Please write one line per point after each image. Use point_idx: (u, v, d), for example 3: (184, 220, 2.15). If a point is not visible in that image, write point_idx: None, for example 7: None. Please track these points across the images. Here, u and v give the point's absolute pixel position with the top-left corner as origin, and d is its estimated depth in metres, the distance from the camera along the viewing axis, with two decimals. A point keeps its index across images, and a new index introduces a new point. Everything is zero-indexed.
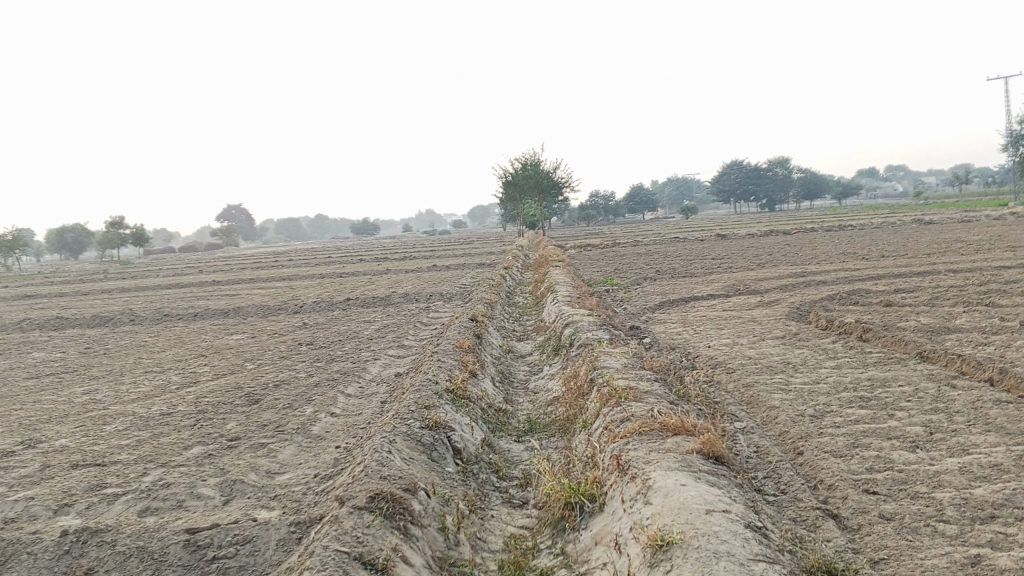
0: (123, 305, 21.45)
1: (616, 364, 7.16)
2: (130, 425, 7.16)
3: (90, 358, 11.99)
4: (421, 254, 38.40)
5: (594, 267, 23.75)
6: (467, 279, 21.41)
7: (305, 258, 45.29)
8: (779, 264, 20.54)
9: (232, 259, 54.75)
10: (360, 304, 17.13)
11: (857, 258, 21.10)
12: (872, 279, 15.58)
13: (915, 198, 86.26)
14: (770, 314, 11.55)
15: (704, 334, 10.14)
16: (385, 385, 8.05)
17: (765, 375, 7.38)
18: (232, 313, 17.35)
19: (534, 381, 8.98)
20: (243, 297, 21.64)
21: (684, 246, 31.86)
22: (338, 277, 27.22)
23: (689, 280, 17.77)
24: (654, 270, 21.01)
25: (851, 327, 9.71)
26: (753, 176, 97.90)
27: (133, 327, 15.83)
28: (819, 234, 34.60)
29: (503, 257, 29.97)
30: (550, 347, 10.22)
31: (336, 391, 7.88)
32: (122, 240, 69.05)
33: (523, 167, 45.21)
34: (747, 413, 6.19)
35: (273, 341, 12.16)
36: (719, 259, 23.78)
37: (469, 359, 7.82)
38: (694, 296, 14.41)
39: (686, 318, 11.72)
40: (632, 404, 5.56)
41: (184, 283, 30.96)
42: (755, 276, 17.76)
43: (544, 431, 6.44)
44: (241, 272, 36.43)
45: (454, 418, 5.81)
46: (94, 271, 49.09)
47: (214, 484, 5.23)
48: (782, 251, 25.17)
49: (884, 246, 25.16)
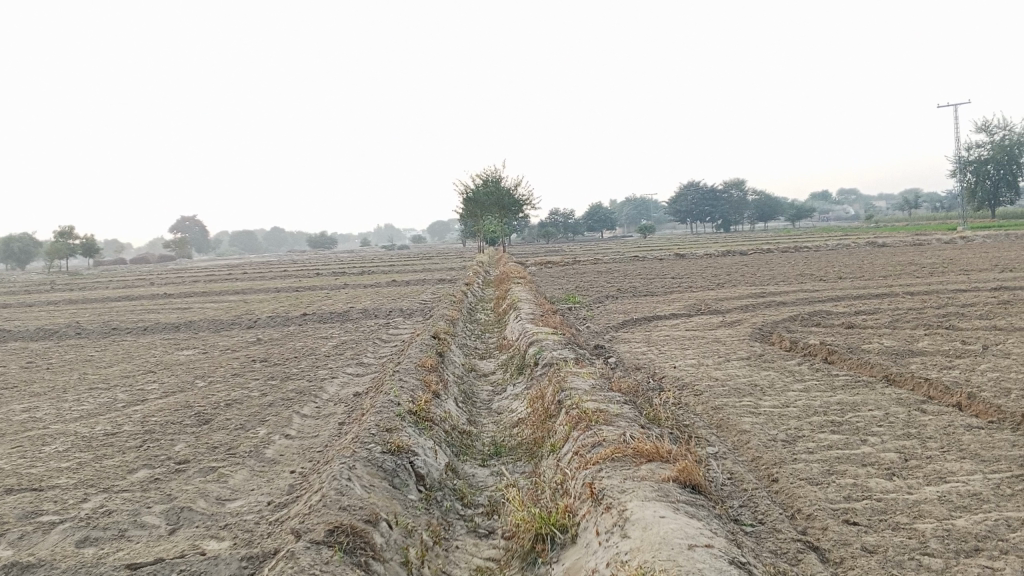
0: (70, 318, 20.75)
1: (584, 385, 6.97)
2: (70, 445, 6.76)
3: (32, 373, 11.47)
4: (379, 269, 37.97)
5: (554, 285, 23.63)
6: (426, 295, 21.16)
7: (261, 271, 44.50)
8: (738, 284, 20.64)
9: (185, 271, 53.63)
10: (316, 319, 16.74)
11: (815, 279, 21.30)
12: (832, 301, 15.66)
13: (866, 221, 88.11)
14: (733, 335, 11.49)
15: (669, 354, 10.01)
16: (343, 405, 7.75)
17: (733, 398, 7.25)
18: (183, 327, 16.82)
19: (497, 401, 8.75)
20: (196, 310, 21.09)
21: (644, 265, 32.00)
22: (294, 291, 26.75)
23: (651, 299, 17.74)
24: (616, 288, 20.97)
25: (816, 349, 9.66)
26: (710, 197, 99.17)
27: (79, 340, 15.26)
28: (776, 255, 35.02)
29: (464, 273, 29.77)
30: (513, 366, 10.00)
31: (291, 411, 7.55)
32: (72, 250, 67.35)
33: (484, 183, 45.17)
34: (718, 437, 6.03)
35: (226, 357, 11.76)
36: (679, 278, 23.86)
37: (432, 379, 7.56)
38: (657, 315, 14.33)
39: (651, 338, 11.60)
40: (602, 429, 5.37)
41: (134, 295, 30.12)
42: (716, 296, 17.78)
43: (510, 455, 6.21)
44: (194, 285, 35.67)
45: (417, 441, 5.56)
46: (40, 282, 47.77)
47: (159, 512, 4.90)
48: (741, 271, 25.35)
49: (840, 267, 25.49)
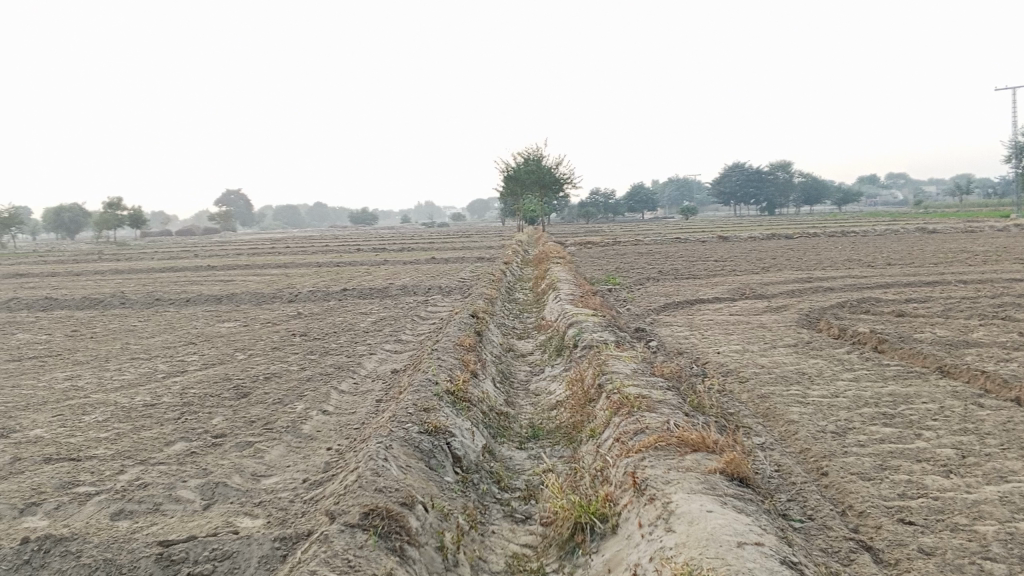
0: (115, 288, 21.09)
1: (626, 369, 6.80)
2: (109, 415, 6.79)
3: (77, 342, 11.62)
4: (419, 246, 37.99)
5: (595, 265, 23.40)
6: (465, 273, 21.10)
7: (303, 245, 44.87)
8: (783, 269, 20.22)
9: (229, 244, 54.30)
10: (355, 295, 16.74)
11: (863, 265, 20.78)
12: (882, 288, 15.23)
13: (915, 207, 86.02)
14: (779, 320, 11.20)
15: (712, 339, 9.78)
16: (380, 382, 7.68)
17: (780, 386, 7.03)
18: (225, 300, 16.96)
19: (535, 382, 8.63)
20: (237, 283, 21.27)
21: (686, 247, 31.58)
22: (335, 266, 26.87)
23: (693, 282, 17.44)
24: (657, 270, 20.66)
25: (865, 337, 9.36)
26: (755, 179, 97.62)
27: (123, 311, 15.45)
28: (821, 239, 34.30)
29: (504, 251, 29.64)
30: (552, 347, 9.85)
31: (328, 387, 7.50)
32: (119, 221, 68.60)
33: (525, 161, 44.87)
34: (764, 427, 5.84)
35: (266, 330, 11.79)
36: (722, 261, 23.47)
37: (471, 359, 7.45)
38: (699, 298, 14.06)
39: (693, 322, 11.37)
40: (644, 415, 5.21)
41: (179, 267, 30.52)
42: (760, 280, 17.42)
43: (548, 438, 6.09)
44: (236, 257, 36.07)
45: (454, 422, 5.45)
46: (88, 252, 48.82)
47: (193, 486, 4.86)
48: (786, 256, 24.85)
49: (889, 254, 24.85)
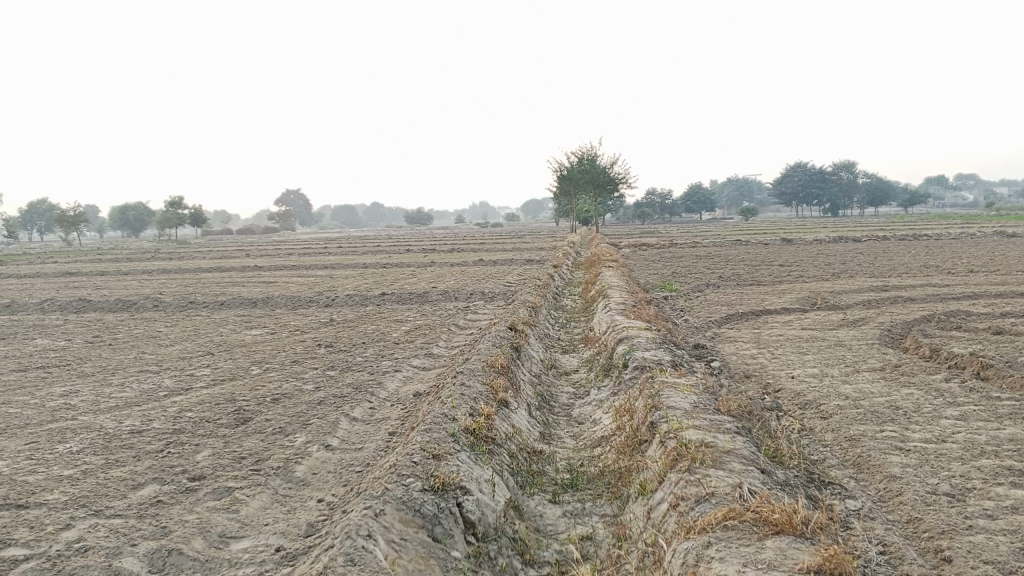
0: (154, 289, 20.59)
1: (684, 403, 5.67)
2: (85, 446, 5.91)
3: (93, 350, 10.91)
4: (471, 247, 37.17)
5: (650, 269, 22.12)
6: (512, 276, 20.11)
7: (354, 246, 44.47)
8: (855, 275, 18.74)
9: (284, 243, 54.28)
10: (394, 299, 15.84)
11: (943, 272, 19.18)
12: (970, 298, 13.74)
13: (987, 208, 82.31)
14: (858, 338, 9.92)
15: (784, 360, 8.57)
16: (399, 408, 6.68)
17: (871, 428, 5.82)
18: (261, 303, 16.22)
19: (579, 408, 7.55)
20: (278, 285, 20.58)
21: (747, 250, 30.12)
22: (381, 268, 26.08)
23: (757, 289, 16.15)
24: (718, 276, 19.33)
25: (963, 360, 8.04)
26: (818, 179, 94.60)
27: (153, 315, 14.78)
28: (892, 243, 32.48)
29: (555, 252, 28.60)
30: (599, 365, 8.78)
31: (338, 412, 6.52)
32: (181, 217, 69.58)
33: (579, 161, 43.76)
34: (858, 486, 4.69)
35: (292, 339, 10.94)
36: (788, 265, 22.05)
37: (500, 384, 6.40)
38: (765, 309, 12.81)
39: (760, 337, 10.14)
40: (708, 475, 4.11)
41: (226, 267, 30.21)
42: (831, 288, 16.04)
43: (588, 490, 5.00)
44: (285, 257, 35.70)
45: (470, 474, 4.41)
46: (145, 250, 49.25)
47: (142, 555, 3.90)
48: (856, 261, 23.29)
49: (970, 259, 23.06)
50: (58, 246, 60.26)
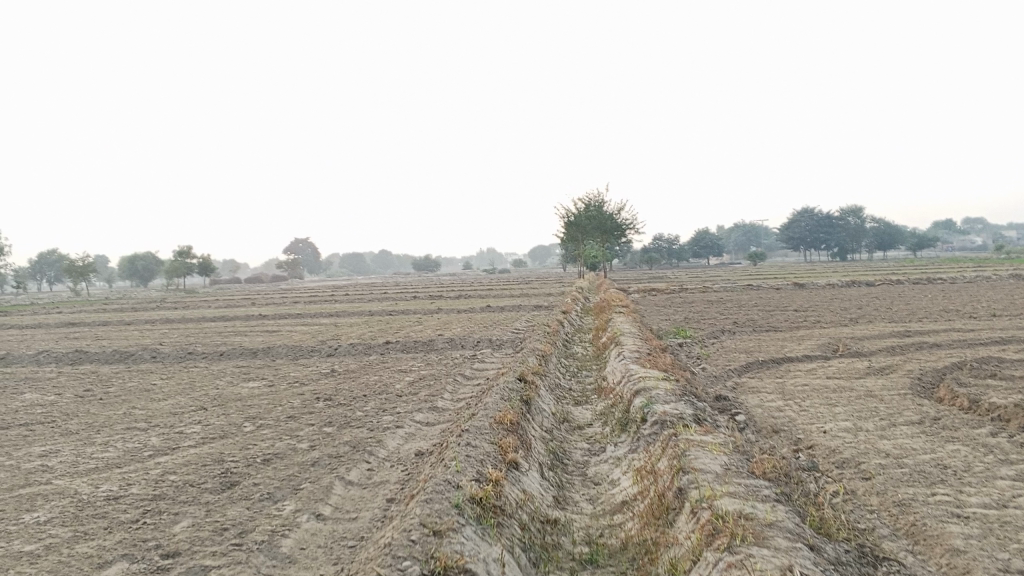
0: (154, 339, 20.11)
1: (714, 465, 5.12)
2: (54, 515, 5.37)
3: (81, 405, 10.40)
4: (478, 294, 36.70)
5: (661, 316, 21.59)
6: (520, 323, 19.61)
7: (361, 293, 44.08)
8: (873, 320, 18.18)
9: (291, 292, 53.97)
10: (399, 348, 15.33)
11: (964, 317, 18.62)
12: (999, 343, 13.16)
13: (997, 251, 81.76)
14: (888, 387, 9.35)
15: (812, 414, 7.98)
16: (400, 470, 6.14)
17: (921, 491, 5.25)
18: (261, 353, 15.70)
19: (595, 467, 6.99)
20: (281, 335, 20.08)
21: (759, 294, 29.59)
22: (386, 316, 25.62)
23: (774, 335, 15.60)
24: (732, 322, 18.79)
25: (1008, 412, 7.45)
26: (825, 224, 94.34)
27: (150, 367, 14.27)
28: (906, 287, 31.90)
29: (563, 298, 28.14)
30: (615, 418, 8.23)
31: (332, 475, 5.97)
32: (189, 266, 69.47)
33: (586, 207, 43.59)
34: (918, 562, 4.12)
35: (290, 392, 10.41)
36: (803, 310, 21.55)
37: (510, 444, 5.86)
38: (785, 356, 12.24)
39: (783, 387, 9.56)
40: (752, 556, 3.56)
41: (230, 316, 29.80)
42: (851, 333, 15.46)
43: (610, 566, 4.43)
44: (290, 306, 35.29)
45: (476, 553, 3.87)
46: (152, 300, 49.02)
47: None
48: (872, 305, 22.75)
49: (990, 303, 22.47)
50: (65, 296, 60.10)
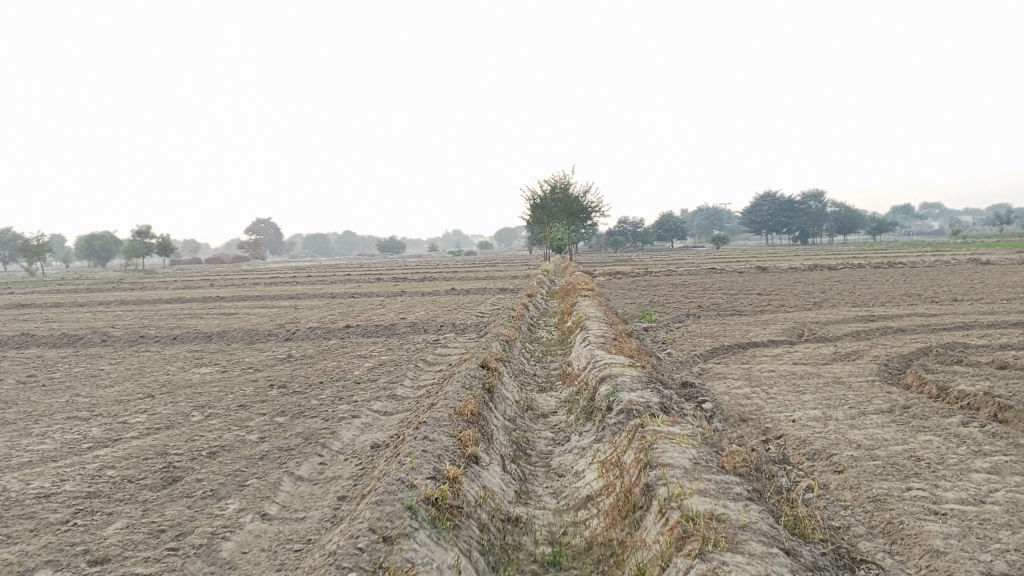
0: (106, 322, 19.46)
1: (683, 459, 4.87)
2: None
3: (22, 392, 9.90)
4: (442, 276, 36.33)
5: (627, 299, 21.42)
6: (484, 306, 19.32)
7: (323, 275, 43.37)
8: (838, 304, 18.16)
9: (252, 273, 53.07)
10: (360, 332, 14.95)
11: (926, 301, 18.69)
12: (963, 329, 13.15)
13: (954, 236, 83.20)
14: (856, 374, 9.20)
15: (780, 401, 7.80)
16: (354, 464, 5.82)
17: (897, 486, 5.06)
18: (216, 337, 15.21)
19: (558, 458, 6.73)
20: (239, 317, 19.54)
21: (724, 278, 29.61)
22: (348, 298, 25.14)
23: (739, 319, 15.48)
24: (698, 305, 18.67)
25: (977, 400, 7.33)
26: (788, 208, 95.14)
27: (98, 351, 13.71)
28: (868, 270, 32.12)
29: (528, 281, 27.88)
30: (579, 407, 7.98)
31: (281, 471, 5.64)
32: (148, 247, 67.98)
33: (552, 190, 43.31)
34: (897, 565, 3.91)
35: (244, 378, 10.01)
36: (768, 294, 21.51)
37: (470, 436, 5.57)
38: (751, 341, 12.10)
39: (751, 374, 9.39)
40: (726, 563, 3.31)
41: (187, 298, 29.08)
42: (816, 318, 15.40)
43: (574, 570, 4.18)
44: (250, 287, 34.57)
45: (430, 561, 3.57)
46: (108, 280, 47.90)
47: None
48: (836, 289, 22.80)
49: (951, 287, 22.62)
50: (18, 276, 58.50)
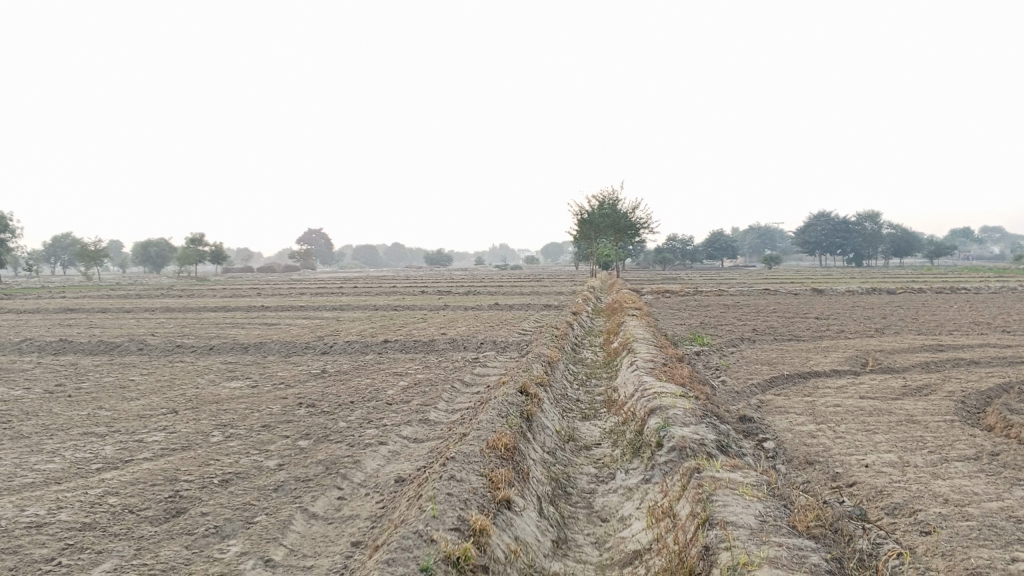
0: (145, 330, 19.28)
1: (748, 517, 4.21)
2: None
3: (46, 402, 9.55)
4: (487, 290, 35.84)
5: (676, 319, 20.63)
6: (527, 323, 18.73)
7: (369, 286, 43.16)
8: (901, 332, 17.15)
9: (300, 282, 53.23)
10: (398, 348, 14.46)
11: (996, 330, 17.58)
12: None
13: (1017, 262, 80.35)
14: (931, 413, 8.37)
15: (849, 442, 7.03)
16: (375, 502, 5.26)
17: (999, 555, 4.32)
18: (252, 349, 14.81)
19: (601, 498, 6.08)
20: (278, 328, 19.21)
21: (776, 300, 28.58)
22: (391, 311, 24.75)
23: (796, 345, 14.62)
24: (751, 329, 17.82)
25: None
26: (842, 229, 92.86)
27: (131, 360, 13.40)
28: (929, 296, 30.79)
29: (574, 298, 27.24)
30: (626, 440, 7.31)
31: (294, 507, 5.10)
32: (201, 254, 68.75)
33: (600, 205, 42.66)
34: None
35: (273, 395, 9.54)
36: (825, 318, 20.53)
37: (503, 477, 4.97)
38: (811, 370, 11.27)
39: (814, 408, 8.61)
40: None
41: (231, 306, 29.01)
42: (879, 346, 14.48)
43: None
44: (295, 297, 34.48)
45: None
46: (158, 286, 48.51)
47: None
48: (897, 315, 21.71)
49: (1023, 316, 21.35)
50: (73, 281, 59.57)
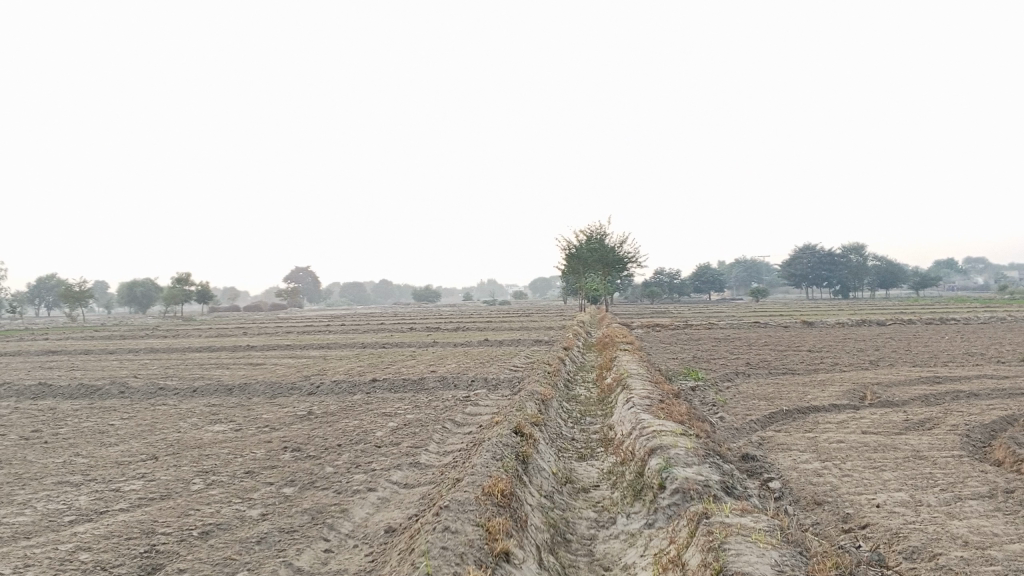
0: (127, 372, 18.86)
1: (764, 568, 3.94)
2: None
3: (20, 449, 9.17)
4: (476, 326, 35.52)
5: (668, 354, 20.40)
6: (517, 359, 18.45)
7: (356, 324, 42.76)
8: (895, 364, 16.96)
9: (288, 320, 52.85)
10: (387, 387, 14.13)
11: (991, 361, 17.42)
12: None
13: (1002, 291, 80.77)
14: (938, 448, 8.11)
15: (857, 481, 6.77)
16: (364, 555, 4.95)
17: None
18: (237, 390, 14.44)
19: (602, 545, 5.79)
20: (264, 369, 18.82)
21: (768, 332, 28.43)
22: (379, 349, 24.39)
23: (791, 379, 14.40)
24: (745, 362, 17.60)
25: None
26: (828, 261, 93.27)
27: (111, 404, 12.99)
28: (920, 327, 30.71)
29: (564, 333, 27.00)
30: (625, 482, 7.03)
31: (278, 562, 4.78)
32: (187, 294, 68.13)
33: (588, 240, 42.62)
34: None
35: (257, 439, 9.20)
36: (817, 351, 20.35)
37: (501, 526, 4.68)
38: (810, 405, 11.01)
39: (817, 445, 8.35)
40: None
41: (216, 346, 28.56)
42: (875, 378, 14.27)
43: None
44: (281, 336, 34.06)
45: None
46: (143, 327, 47.91)
47: None
48: (889, 346, 21.56)
49: (1015, 346, 21.22)
50: (57, 322, 58.83)
